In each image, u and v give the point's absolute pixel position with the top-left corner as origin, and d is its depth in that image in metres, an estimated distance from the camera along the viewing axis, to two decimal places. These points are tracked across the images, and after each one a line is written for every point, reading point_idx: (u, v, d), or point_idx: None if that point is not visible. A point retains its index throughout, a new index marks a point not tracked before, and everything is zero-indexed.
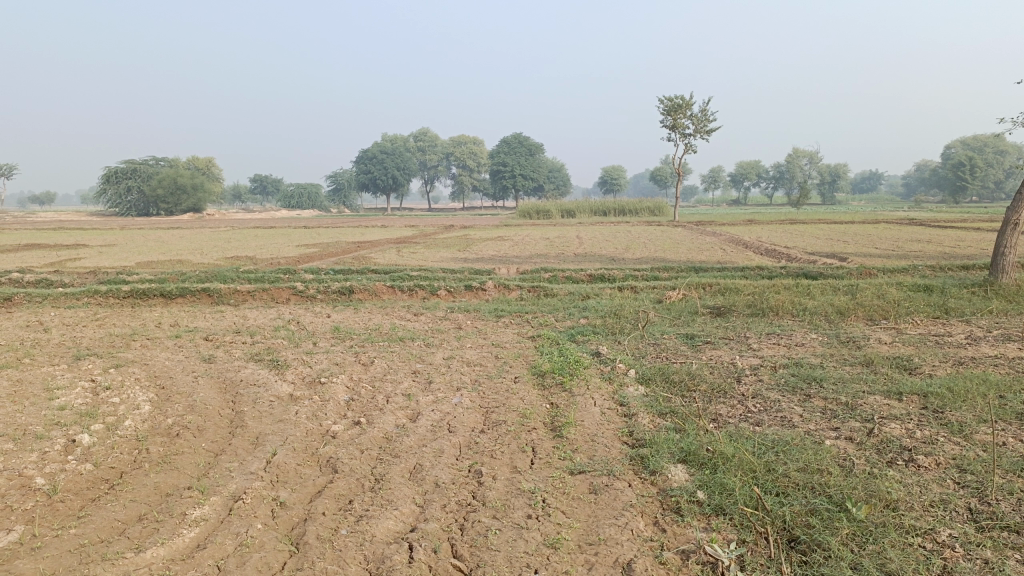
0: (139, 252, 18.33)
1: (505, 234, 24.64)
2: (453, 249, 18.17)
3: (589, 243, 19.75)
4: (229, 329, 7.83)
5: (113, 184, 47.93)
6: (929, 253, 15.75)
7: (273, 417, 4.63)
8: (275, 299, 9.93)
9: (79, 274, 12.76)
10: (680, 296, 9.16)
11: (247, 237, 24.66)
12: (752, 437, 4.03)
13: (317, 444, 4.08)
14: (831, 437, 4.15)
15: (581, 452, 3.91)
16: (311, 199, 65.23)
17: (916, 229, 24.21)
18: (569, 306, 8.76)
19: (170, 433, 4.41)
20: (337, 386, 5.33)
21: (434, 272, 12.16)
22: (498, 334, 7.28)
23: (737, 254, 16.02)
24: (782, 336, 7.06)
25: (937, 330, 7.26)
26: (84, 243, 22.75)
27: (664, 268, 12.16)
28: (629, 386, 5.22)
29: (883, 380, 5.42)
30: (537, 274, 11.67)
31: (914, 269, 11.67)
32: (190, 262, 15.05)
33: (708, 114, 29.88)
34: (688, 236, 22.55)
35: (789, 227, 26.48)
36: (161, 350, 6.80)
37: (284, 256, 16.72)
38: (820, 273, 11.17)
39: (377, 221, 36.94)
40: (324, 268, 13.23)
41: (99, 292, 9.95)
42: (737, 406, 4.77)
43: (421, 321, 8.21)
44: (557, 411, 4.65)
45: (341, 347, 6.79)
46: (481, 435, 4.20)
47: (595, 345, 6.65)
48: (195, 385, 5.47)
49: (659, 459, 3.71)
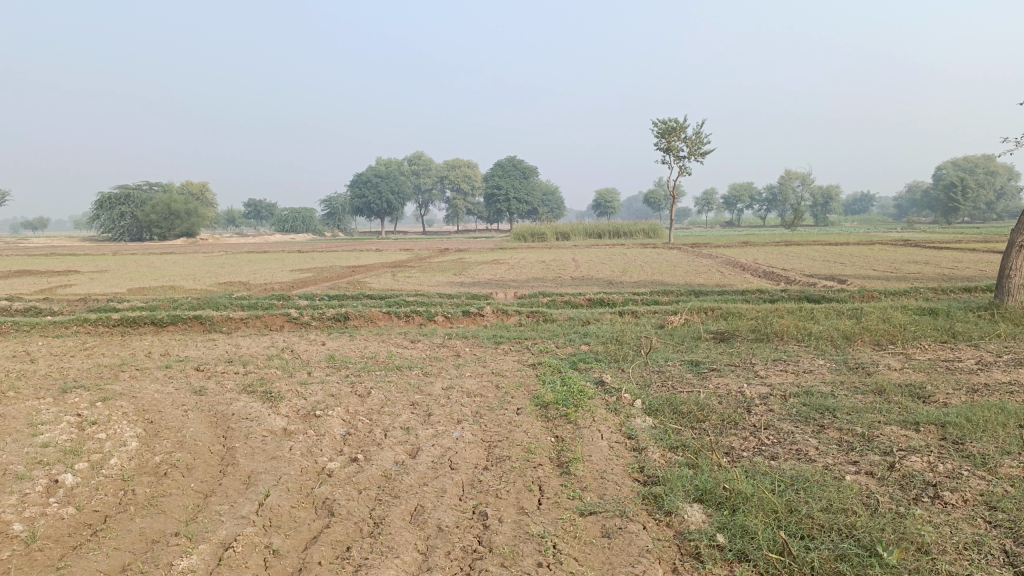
0: (130, 279, 18.09)
1: (501, 257, 24.50)
2: (449, 273, 18.00)
3: (586, 266, 19.63)
4: (221, 358, 7.62)
5: (105, 210, 47.67)
6: (928, 274, 15.65)
7: (266, 453, 4.43)
8: (269, 327, 9.73)
9: (69, 302, 12.53)
10: (682, 321, 9.00)
11: (240, 262, 24.47)
12: (769, 473, 3.85)
13: (312, 483, 3.88)
14: (850, 472, 3.97)
15: (591, 490, 3.72)
16: (306, 223, 65.09)
17: (911, 251, 24.15)
18: (569, 332, 8.59)
19: (157, 472, 4.20)
20: (332, 419, 5.13)
21: (430, 297, 11.98)
22: (498, 362, 7.10)
23: (735, 277, 15.89)
24: (789, 362, 6.89)
25: (947, 355, 7.10)
26: (76, 269, 22.48)
27: (664, 292, 12.00)
28: (636, 417, 5.04)
29: (898, 409, 5.25)
30: (535, 299, 11.50)
31: (916, 291, 11.54)
32: (183, 288, 14.83)
33: (702, 137, 29.95)
34: (684, 259, 22.45)
35: (785, 249, 26.41)
36: (150, 382, 6.59)
37: (277, 281, 16.50)
38: (822, 297, 11.03)
39: (371, 245, 36.85)
40: (319, 294, 13.03)
41: (89, 321, 9.73)
42: (750, 438, 4.59)
43: (418, 348, 8.02)
44: (562, 445, 4.46)
45: (337, 378, 6.60)
46: (485, 472, 4.01)
47: (599, 373, 6.47)
48: (185, 419, 5.26)
49: (674, 498, 3.53)
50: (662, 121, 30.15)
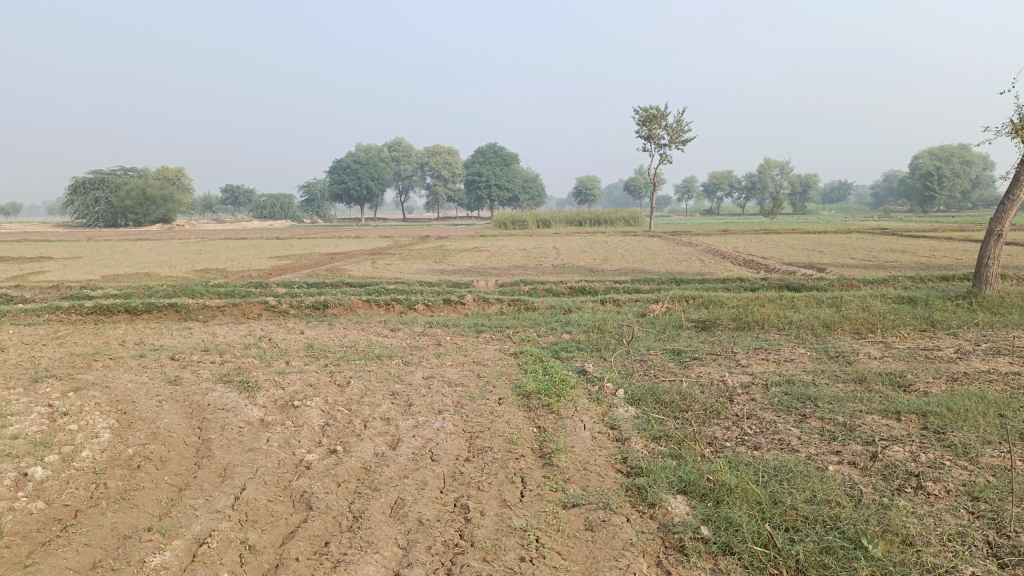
0: (106, 266, 17.83)
1: (482, 244, 24.41)
2: (429, 261, 17.89)
3: (566, 254, 19.61)
4: (197, 347, 7.49)
5: (80, 195, 46.92)
6: (906, 263, 15.77)
7: (243, 445, 4.34)
8: (246, 315, 9.59)
9: (42, 289, 12.30)
10: (663, 309, 8.97)
11: (218, 249, 24.18)
12: (752, 463, 3.83)
13: (290, 476, 3.80)
14: (834, 462, 3.95)
15: (574, 482, 3.67)
16: (284, 209, 64.54)
17: (888, 239, 24.35)
18: (551, 321, 8.53)
19: (130, 465, 4.09)
20: (310, 410, 5.04)
21: (410, 285, 11.88)
22: (479, 351, 7.03)
23: (716, 265, 15.93)
24: (770, 351, 6.89)
25: (926, 343, 7.14)
26: (50, 255, 22.11)
27: (645, 280, 11.99)
28: (618, 407, 5.00)
29: (879, 398, 5.25)
30: (516, 287, 11.43)
31: (895, 279, 11.61)
32: (158, 276, 14.63)
33: (683, 125, 29.96)
34: (665, 247, 22.47)
35: (764, 237, 26.55)
36: (124, 371, 6.45)
37: (255, 269, 16.32)
38: (803, 285, 11.07)
39: (351, 232, 36.61)
40: (298, 281, 12.89)
41: (61, 309, 9.54)
42: (732, 428, 4.57)
43: (398, 337, 7.94)
44: (545, 435, 4.41)
45: (315, 367, 6.50)
46: (466, 464, 3.95)
47: (581, 363, 6.42)
48: (159, 410, 5.15)
49: (658, 490, 3.50)
50: (642, 109, 30.09)
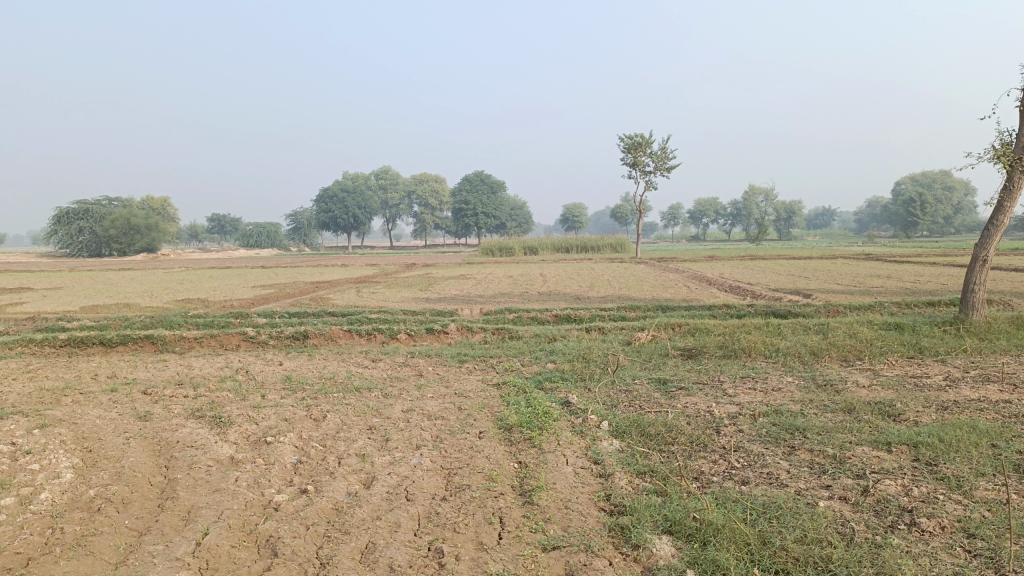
0: (84, 296, 17.56)
1: (468, 272, 24.27)
2: (414, 289, 17.72)
3: (552, 281, 19.51)
4: (171, 381, 7.29)
5: (63, 224, 46.49)
6: (891, 288, 15.76)
7: (210, 486, 4.15)
8: (224, 346, 9.39)
9: (16, 321, 12.04)
10: (649, 337, 8.85)
11: (200, 278, 23.90)
12: (740, 500, 3.68)
13: (257, 519, 3.62)
14: (824, 498, 3.81)
15: (555, 522, 3.51)
16: (270, 238, 64.25)
17: (873, 264, 24.42)
18: (535, 350, 8.39)
19: (90, 508, 3.90)
20: (283, 446, 4.86)
21: (393, 314, 11.73)
22: (461, 382, 6.88)
23: (702, 292, 15.87)
24: (757, 380, 6.77)
25: (915, 371, 7.04)
26: (28, 286, 21.79)
27: (630, 308, 11.88)
28: (602, 440, 4.85)
29: (869, 428, 5.12)
30: (501, 316, 11.30)
31: (881, 305, 11.55)
32: (138, 306, 14.40)
33: (668, 152, 30.12)
34: (651, 273, 22.43)
35: (749, 263, 26.58)
36: (93, 407, 6.24)
37: (237, 298, 16.10)
38: (789, 312, 10.99)
39: (337, 260, 36.44)
40: (279, 311, 12.69)
41: (33, 342, 9.31)
42: (719, 461, 4.42)
43: (379, 368, 7.77)
44: (525, 471, 4.25)
45: (292, 400, 6.31)
46: (443, 503, 3.78)
47: (564, 393, 6.27)
48: (126, 448, 4.95)
49: (642, 530, 3.34)
50: (628, 137, 30.23)
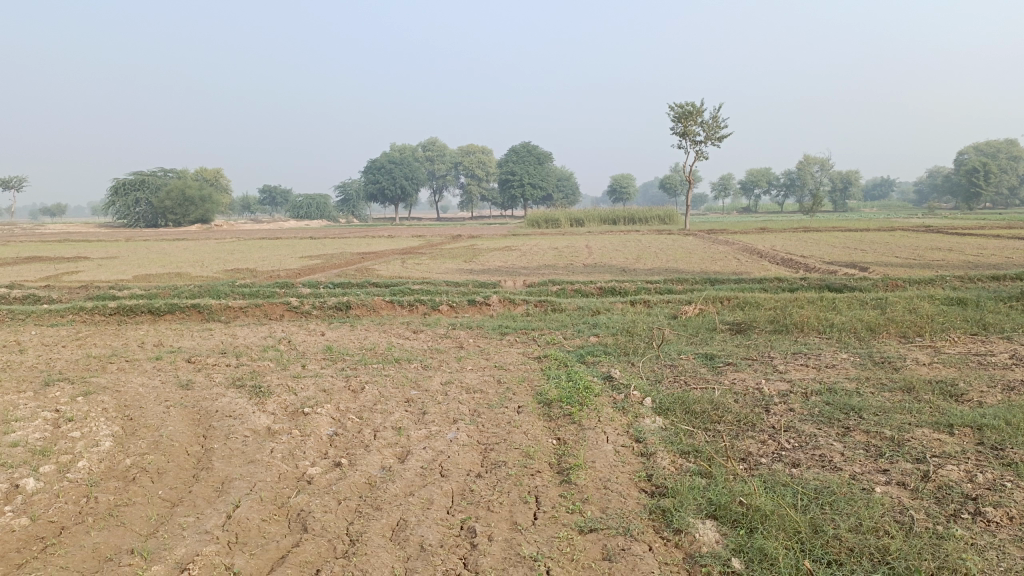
0: (138, 266, 17.92)
1: (514, 243, 24.14)
2: (459, 260, 17.65)
3: (599, 252, 19.24)
4: (214, 350, 7.32)
5: (121, 196, 47.61)
6: (953, 262, 15.12)
7: (245, 457, 4.12)
8: (268, 316, 9.43)
9: (72, 289, 12.31)
10: (696, 311, 8.60)
11: (250, 249, 24.20)
12: (789, 484, 3.49)
13: (289, 493, 3.56)
14: (880, 483, 3.60)
15: (593, 502, 3.37)
16: (320, 210, 64.91)
17: (933, 237, 23.51)
18: (578, 322, 8.22)
19: (126, 477, 3.89)
20: (320, 418, 4.81)
21: (437, 285, 11.66)
22: (501, 355, 6.76)
23: (752, 264, 15.45)
24: (810, 356, 6.50)
25: (979, 348, 6.67)
26: (86, 255, 22.38)
27: (678, 280, 11.58)
28: (645, 417, 4.68)
29: (929, 409, 4.84)
30: (545, 288, 11.12)
31: (942, 279, 11.05)
32: (188, 276, 14.62)
33: (719, 121, 29.37)
34: (699, 245, 21.97)
35: (802, 235, 25.84)
36: (137, 375, 6.28)
37: (284, 268, 16.23)
38: (844, 285, 10.59)
39: (385, 232, 36.60)
40: (323, 281, 12.70)
41: (84, 310, 9.48)
42: (768, 442, 4.22)
43: (420, 339, 7.69)
44: (564, 448, 4.11)
45: (331, 371, 6.27)
46: (478, 480, 3.67)
47: (607, 368, 6.10)
48: (166, 417, 4.95)
49: (684, 514, 3.18)
50: (678, 106, 29.51)
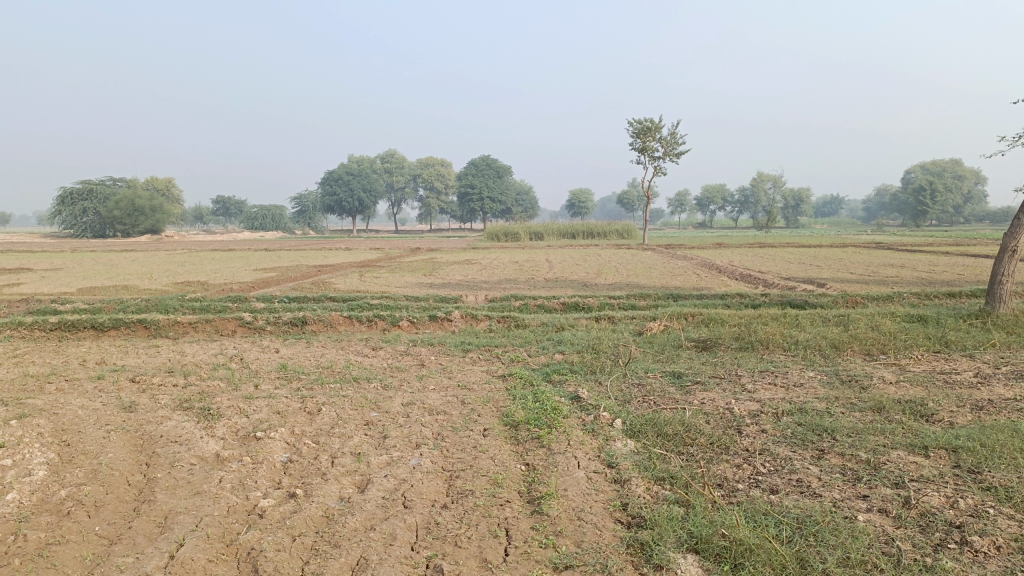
0: (84, 278, 17.26)
1: (474, 257, 23.94)
2: (418, 274, 17.35)
3: (560, 266, 19.17)
4: (161, 368, 6.96)
5: (68, 205, 46.13)
6: (907, 278, 15.37)
7: (191, 487, 3.83)
8: (220, 332, 9.07)
9: (11, 303, 11.76)
10: (661, 327, 8.49)
11: (203, 260, 23.57)
12: (770, 513, 3.34)
13: (239, 528, 3.30)
14: (863, 510, 3.47)
15: (567, 536, 3.17)
16: (275, 221, 63.87)
17: (885, 254, 23.98)
18: (542, 339, 8.04)
19: (59, 511, 3.58)
20: (273, 443, 4.53)
21: (396, 300, 11.39)
22: (464, 373, 6.54)
23: (713, 280, 15.50)
24: (777, 374, 6.42)
25: (944, 366, 6.67)
26: (28, 266, 21.55)
27: (641, 295, 11.52)
28: (616, 441, 4.50)
29: (902, 430, 4.76)
30: (507, 303, 10.94)
31: (900, 295, 11.17)
32: (137, 289, 14.10)
33: (677, 138, 29.63)
34: (659, 260, 22.05)
35: (759, 251, 26.13)
36: (77, 396, 5.91)
37: (237, 281, 15.78)
38: (806, 302, 10.61)
39: (342, 244, 36.11)
40: (278, 295, 12.32)
41: (23, 325, 9.00)
42: (743, 466, 4.08)
43: (379, 357, 7.43)
44: (534, 475, 3.91)
45: (286, 391, 5.97)
46: (443, 511, 3.44)
47: (574, 387, 5.94)
48: (106, 442, 4.63)
49: (664, 548, 3.02)
50: (637, 122, 29.71)
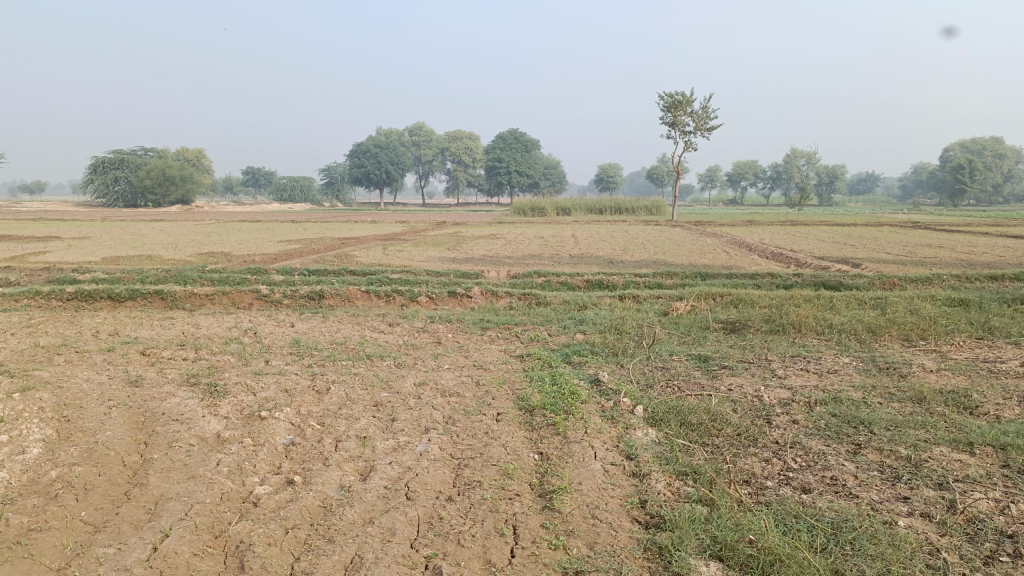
0: (109, 247, 17.27)
1: (499, 232, 23.62)
2: (442, 248, 17.13)
3: (585, 242, 18.90)
4: (174, 341, 6.81)
5: (100, 175, 46.50)
6: (945, 259, 14.84)
7: (186, 471, 3.64)
8: (236, 304, 8.92)
9: (33, 271, 11.73)
10: (688, 308, 8.17)
11: (228, 232, 23.52)
12: (802, 516, 3.07)
13: (231, 518, 3.11)
14: (903, 515, 3.18)
15: (579, 536, 2.93)
16: (304, 193, 63.97)
17: (922, 233, 23.23)
18: (564, 318, 7.77)
19: (49, 494, 3.41)
20: (277, 424, 4.33)
21: (416, 274, 11.14)
22: (481, 353, 6.30)
23: (743, 258, 15.09)
24: (810, 359, 6.10)
25: (988, 355, 6.29)
26: (57, 234, 21.64)
27: (667, 274, 11.17)
28: (637, 430, 4.24)
29: (944, 424, 4.43)
30: (529, 279, 10.66)
31: (939, 277, 10.72)
32: (160, 259, 14.07)
33: (709, 112, 28.95)
34: (688, 237, 21.58)
35: (791, 229, 25.52)
36: (84, 369, 5.77)
37: (260, 253, 15.66)
38: (841, 283, 10.21)
39: (368, 216, 35.94)
40: (298, 268, 12.15)
41: (40, 294, 8.93)
42: (772, 460, 3.80)
43: (395, 333, 7.22)
44: (548, 466, 3.67)
45: (296, 368, 5.78)
46: (448, 505, 3.21)
47: (594, 370, 5.66)
48: (106, 419, 4.46)
49: (685, 554, 2.78)
50: (668, 95, 29.07)
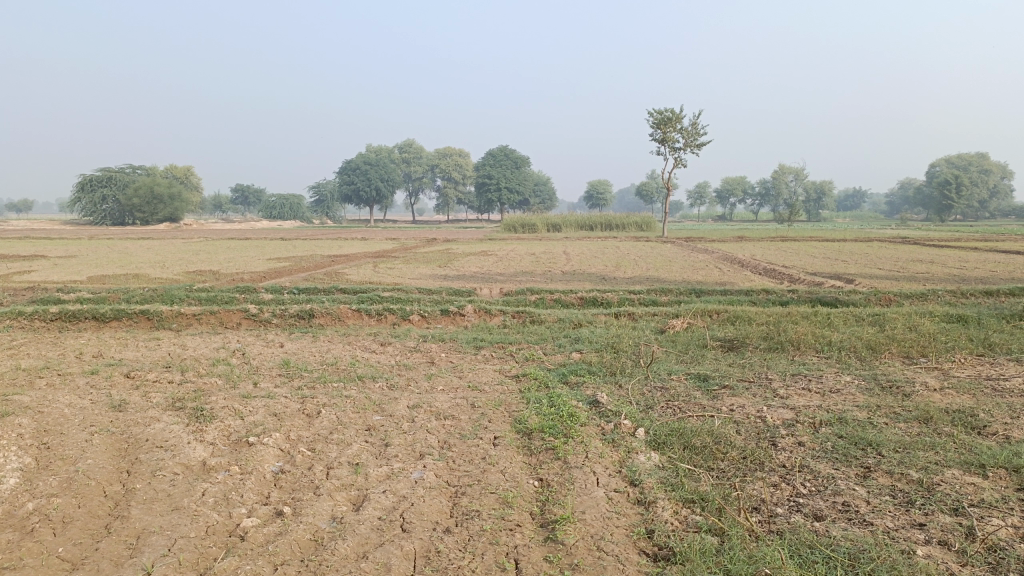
0: (95, 266, 17.04)
1: (490, 249, 23.52)
2: (433, 265, 16.99)
3: (576, 259, 18.82)
4: (159, 363, 6.64)
5: (87, 193, 46.22)
6: (938, 275, 14.80)
7: (170, 502, 3.47)
8: (224, 324, 8.74)
9: (17, 291, 11.53)
10: (684, 325, 8.06)
11: (217, 250, 23.33)
12: (816, 547, 2.93)
13: (217, 553, 2.94)
14: (920, 543, 3.06)
15: (584, 570, 2.79)
16: (293, 210, 63.79)
17: (912, 249, 23.25)
18: (559, 337, 7.63)
19: (25, 528, 3.23)
20: (266, 450, 4.17)
21: (408, 292, 11.00)
22: (476, 373, 6.15)
23: (736, 274, 15.02)
24: (811, 378, 5.98)
25: (991, 372, 6.19)
26: (44, 253, 21.41)
27: (662, 291, 11.06)
28: (639, 454, 4.10)
29: (953, 445, 4.32)
30: (522, 297, 10.53)
31: (935, 293, 10.65)
32: (147, 278, 13.87)
33: (699, 128, 29.01)
34: (680, 253, 21.52)
35: (782, 245, 25.53)
36: (66, 393, 5.58)
37: (249, 271, 15.49)
38: (836, 299, 10.13)
39: (358, 234, 35.79)
40: (288, 286, 11.98)
41: (24, 315, 8.73)
42: (781, 485, 3.67)
43: (387, 353, 7.07)
44: (548, 493, 3.53)
45: (285, 391, 5.62)
46: (445, 537, 3.06)
47: (592, 391, 5.53)
48: (87, 446, 4.29)
49: None
50: (657, 112, 29.13)
